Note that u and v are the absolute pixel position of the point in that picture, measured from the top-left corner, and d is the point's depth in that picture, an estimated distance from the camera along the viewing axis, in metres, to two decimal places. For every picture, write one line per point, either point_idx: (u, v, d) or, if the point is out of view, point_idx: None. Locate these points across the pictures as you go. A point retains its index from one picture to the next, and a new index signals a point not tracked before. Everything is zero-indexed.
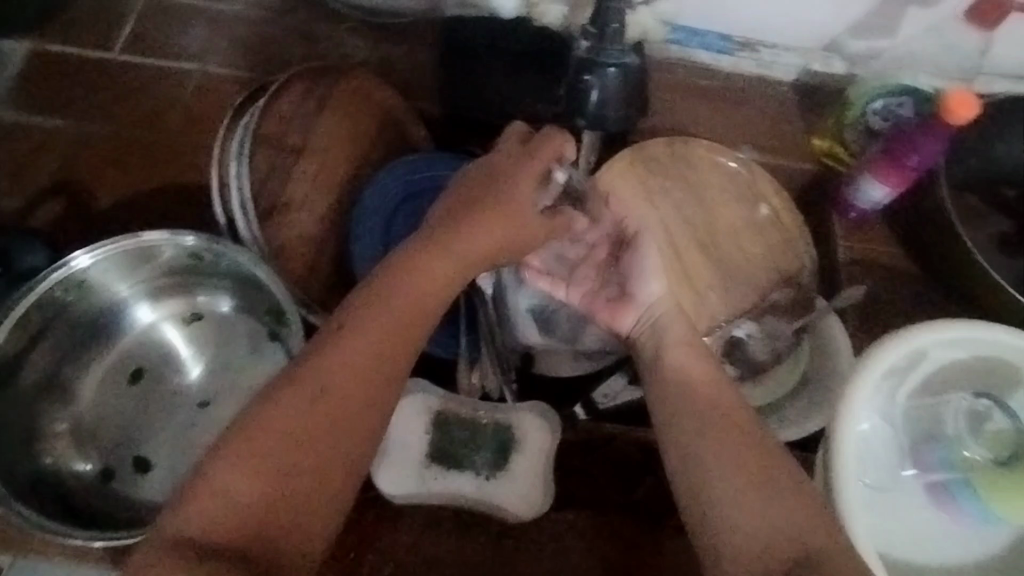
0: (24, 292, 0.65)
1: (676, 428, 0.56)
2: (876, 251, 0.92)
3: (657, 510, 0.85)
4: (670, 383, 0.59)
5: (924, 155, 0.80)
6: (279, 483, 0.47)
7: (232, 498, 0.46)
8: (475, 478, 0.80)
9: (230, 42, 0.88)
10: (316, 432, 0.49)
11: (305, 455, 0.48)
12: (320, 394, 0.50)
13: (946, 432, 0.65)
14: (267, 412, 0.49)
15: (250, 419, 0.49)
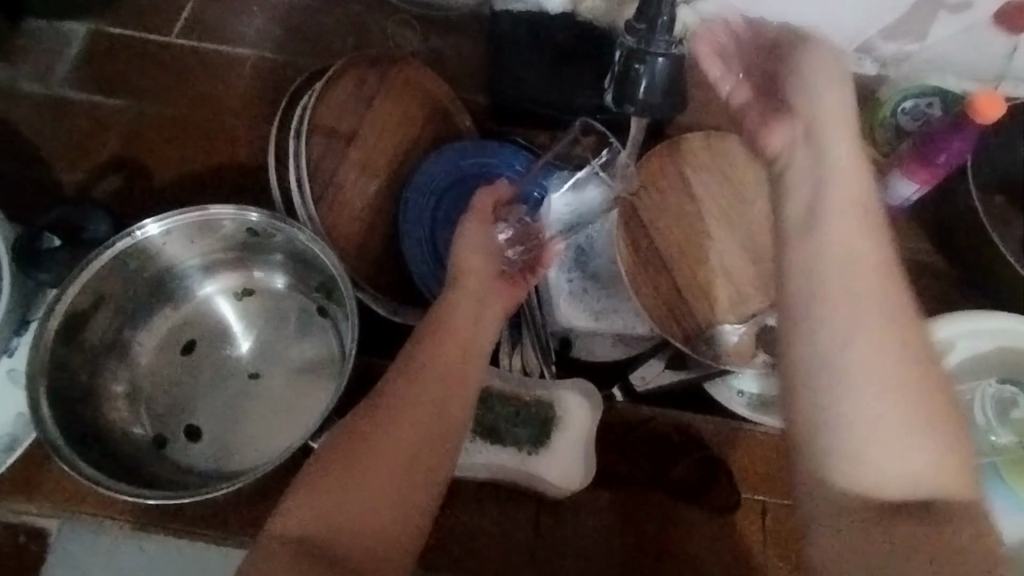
0: (93, 257, 0.71)
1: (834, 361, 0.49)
2: (903, 246, 0.96)
3: (696, 487, 0.80)
4: (845, 311, 0.49)
5: (950, 155, 0.86)
6: (365, 494, 0.54)
7: (326, 508, 0.53)
8: (519, 453, 0.77)
9: (284, 30, 0.93)
10: (399, 449, 0.56)
11: (381, 449, 0.55)
12: (394, 417, 0.57)
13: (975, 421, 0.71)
14: (357, 436, 0.56)
15: (340, 442, 0.56)
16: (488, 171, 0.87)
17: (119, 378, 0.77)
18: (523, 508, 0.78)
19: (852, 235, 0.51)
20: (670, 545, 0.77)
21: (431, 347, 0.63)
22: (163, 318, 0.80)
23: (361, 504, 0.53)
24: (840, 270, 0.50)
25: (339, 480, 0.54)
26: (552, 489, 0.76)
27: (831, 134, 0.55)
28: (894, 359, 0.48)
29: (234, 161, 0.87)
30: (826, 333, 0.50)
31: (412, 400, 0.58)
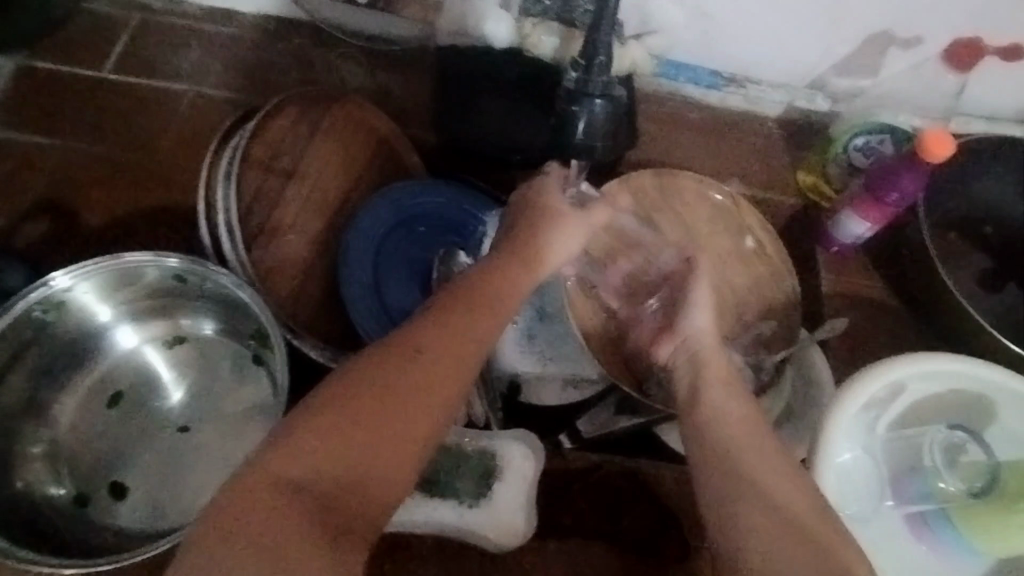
0: (4, 311, 0.67)
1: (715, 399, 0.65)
2: (857, 284, 0.95)
3: (644, 537, 0.78)
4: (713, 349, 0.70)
5: (902, 193, 0.85)
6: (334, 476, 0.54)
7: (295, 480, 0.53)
8: (458, 507, 0.74)
9: (222, 65, 0.90)
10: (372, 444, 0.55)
11: (369, 422, 0.56)
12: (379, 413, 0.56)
13: (924, 465, 0.70)
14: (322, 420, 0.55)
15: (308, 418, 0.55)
16: (433, 212, 0.85)
17: (35, 434, 0.73)
18: (465, 565, 0.75)
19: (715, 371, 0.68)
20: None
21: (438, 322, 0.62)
22: (85, 370, 0.76)
23: (347, 459, 0.54)
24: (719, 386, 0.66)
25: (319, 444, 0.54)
26: (493, 545, 0.74)
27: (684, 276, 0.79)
28: (701, 415, 0.64)
29: (167, 202, 0.83)
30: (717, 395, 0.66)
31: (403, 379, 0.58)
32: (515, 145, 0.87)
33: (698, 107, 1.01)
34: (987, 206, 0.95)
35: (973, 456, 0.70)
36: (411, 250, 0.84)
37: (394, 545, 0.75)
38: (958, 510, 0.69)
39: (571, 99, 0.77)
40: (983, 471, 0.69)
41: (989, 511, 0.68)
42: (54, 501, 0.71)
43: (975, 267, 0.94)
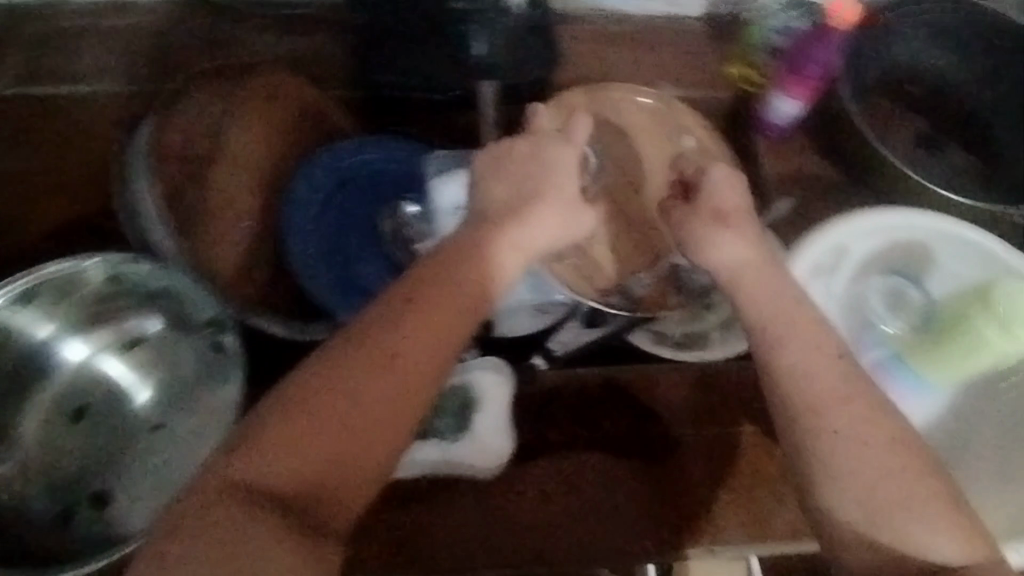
0: None
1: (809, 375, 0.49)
2: (798, 165, 0.97)
3: (636, 439, 0.78)
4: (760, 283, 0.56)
5: (822, 63, 0.88)
6: (312, 477, 0.43)
7: (266, 482, 0.43)
8: (440, 443, 0.75)
9: (131, 58, 0.88)
10: (350, 443, 0.44)
11: (355, 405, 0.45)
12: (356, 408, 0.44)
13: (874, 315, 0.72)
14: (292, 419, 0.44)
15: (273, 412, 0.44)
16: (371, 166, 0.84)
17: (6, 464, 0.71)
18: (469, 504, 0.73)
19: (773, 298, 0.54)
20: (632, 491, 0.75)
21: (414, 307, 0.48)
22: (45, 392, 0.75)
23: (366, 412, 0.44)
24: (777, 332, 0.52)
25: (283, 455, 0.43)
26: (482, 473, 0.74)
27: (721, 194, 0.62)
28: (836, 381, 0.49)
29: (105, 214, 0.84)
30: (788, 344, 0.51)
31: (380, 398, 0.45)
32: (432, 83, 0.88)
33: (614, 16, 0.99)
34: (907, 66, 0.98)
35: (914, 300, 0.73)
36: (356, 208, 0.84)
37: (400, 494, 0.72)
38: (909, 351, 0.71)
39: (454, 20, 0.79)
40: (924, 312, 0.72)
41: (935, 344, 0.70)
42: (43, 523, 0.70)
43: (903, 127, 0.97)
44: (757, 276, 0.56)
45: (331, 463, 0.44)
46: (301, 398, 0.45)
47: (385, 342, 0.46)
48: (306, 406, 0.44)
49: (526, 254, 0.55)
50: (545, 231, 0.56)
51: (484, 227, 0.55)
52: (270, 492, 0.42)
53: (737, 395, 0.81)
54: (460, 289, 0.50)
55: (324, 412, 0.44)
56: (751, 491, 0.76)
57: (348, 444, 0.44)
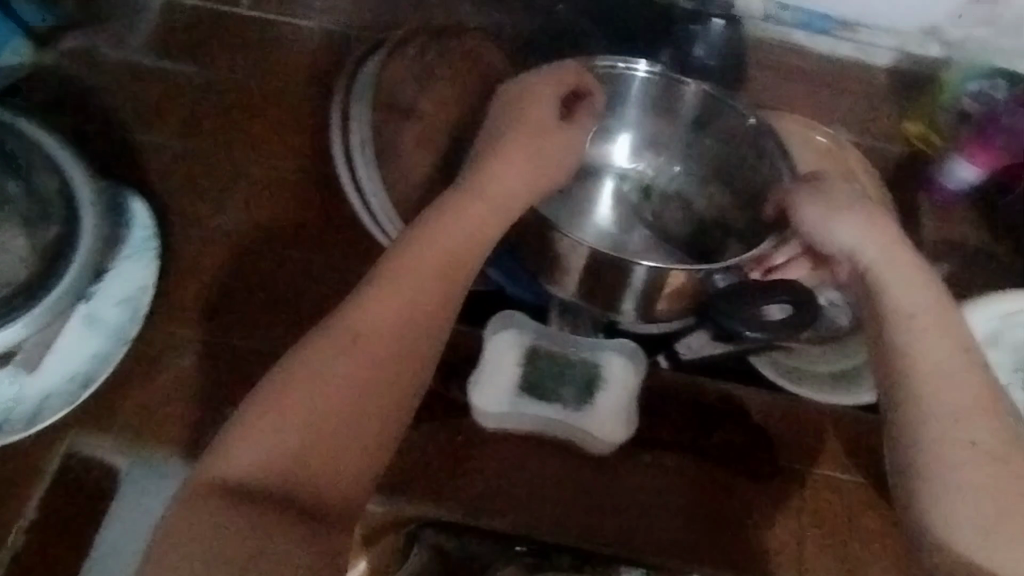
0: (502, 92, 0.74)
1: (965, 419, 0.54)
2: (961, 233, 0.92)
3: (743, 457, 0.79)
4: (947, 359, 0.57)
5: (1014, 138, 0.90)
6: (281, 453, 0.53)
7: (247, 449, 0.53)
8: (563, 410, 0.78)
9: (350, 7, 1.01)
10: (278, 473, 0.52)
11: (267, 412, 0.54)
12: (307, 422, 0.54)
13: None
14: (238, 434, 0.54)
15: (247, 414, 0.55)
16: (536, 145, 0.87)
17: (198, 307, 0.84)
18: (538, 466, 0.77)
19: (946, 368, 0.56)
20: (680, 480, 0.78)
21: (384, 286, 0.60)
22: (232, 260, 0.87)
23: (267, 445, 0.53)
24: (958, 376, 0.56)
25: (247, 450, 0.53)
26: (598, 444, 0.77)
27: (897, 277, 0.62)
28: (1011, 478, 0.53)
29: (302, 135, 0.93)
30: (955, 394, 0.55)
31: (369, 359, 0.57)
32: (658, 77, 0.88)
33: (800, 57, 0.99)
34: None
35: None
36: None
37: (459, 442, 0.77)
38: None
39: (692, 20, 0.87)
40: None
41: None
42: (209, 364, 0.81)
43: None
44: (932, 353, 0.57)
45: (290, 453, 0.53)
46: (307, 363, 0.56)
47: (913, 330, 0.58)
48: (291, 386, 0.55)
49: (925, 288, 0.61)
50: (894, 294, 0.61)
51: (902, 256, 0.64)
52: (235, 482, 0.52)
53: (829, 426, 0.82)
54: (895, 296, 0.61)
55: (322, 369, 0.56)
56: (794, 509, 0.78)
57: (247, 447, 0.53)
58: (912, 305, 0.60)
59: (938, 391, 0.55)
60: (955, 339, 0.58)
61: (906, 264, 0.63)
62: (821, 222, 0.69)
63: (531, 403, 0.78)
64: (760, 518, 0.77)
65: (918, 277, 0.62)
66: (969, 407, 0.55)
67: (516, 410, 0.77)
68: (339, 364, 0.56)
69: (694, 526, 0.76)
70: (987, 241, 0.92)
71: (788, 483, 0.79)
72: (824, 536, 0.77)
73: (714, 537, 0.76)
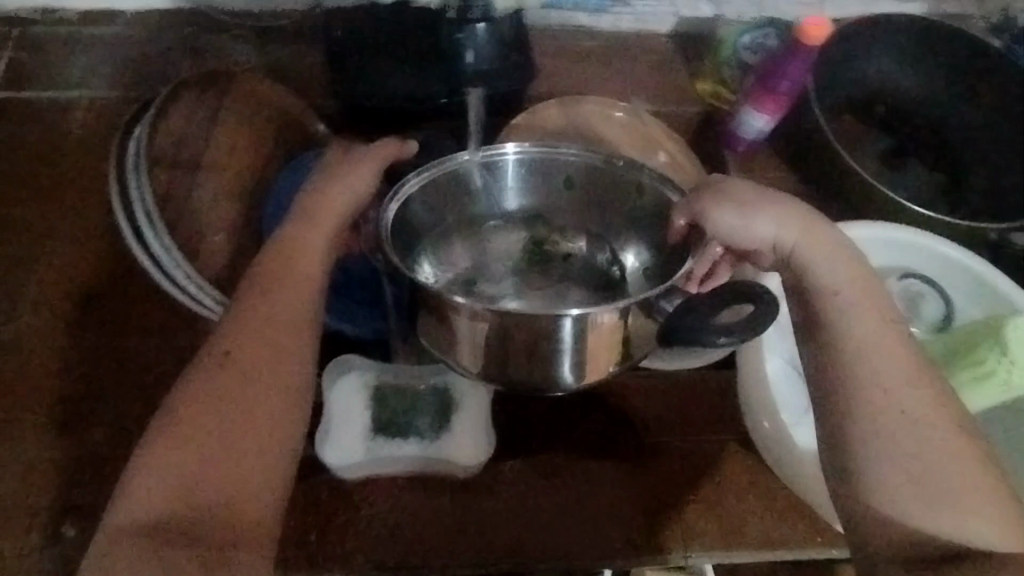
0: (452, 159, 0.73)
1: (885, 387, 0.57)
2: (768, 178, 0.97)
3: (604, 443, 0.81)
4: (851, 325, 0.60)
5: (791, 79, 0.90)
6: (157, 541, 0.51)
7: (120, 554, 0.51)
8: (420, 443, 0.77)
9: (115, 68, 0.94)
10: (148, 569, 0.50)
11: (125, 515, 0.52)
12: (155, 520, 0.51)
13: None
14: (122, 515, 0.52)
15: (113, 517, 0.52)
16: None
17: (5, 422, 0.74)
18: (410, 501, 0.74)
19: (860, 336, 0.59)
20: (558, 483, 0.78)
21: (222, 374, 0.57)
22: (30, 362, 0.78)
23: (136, 551, 0.50)
24: (869, 347, 0.59)
25: (118, 556, 0.51)
26: (461, 470, 0.76)
27: (810, 248, 0.63)
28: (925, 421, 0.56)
29: (88, 214, 0.86)
30: (871, 359, 0.58)
31: (215, 436, 0.54)
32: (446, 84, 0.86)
33: (586, 37, 1.01)
34: (873, 84, 1.02)
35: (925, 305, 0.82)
36: None
37: (321, 503, 0.73)
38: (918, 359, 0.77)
39: (454, 27, 0.83)
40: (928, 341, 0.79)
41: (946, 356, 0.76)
42: (30, 479, 0.71)
43: (877, 147, 1.00)
44: (850, 331, 0.59)
45: (154, 548, 0.50)
46: (151, 458, 0.54)
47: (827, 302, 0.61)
48: (149, 463, 0.54)
49: (826, 273, 0.62)
50: (814, 265, 0.63)
51: (797, 222, 0.65)
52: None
53: (677, 400, 0.85)
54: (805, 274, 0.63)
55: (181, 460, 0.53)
56: (669, 479, 0.80)
57: (121, 554, 0.50)
58: (827, 272, 0.62)
59: (852, 360, 0.58)
60: (866, 307, 0.61)
61: (809, 232, 0.64)
62: (742, 222, 0.65)
63: (386, 444, 0.76)
64: (639, 497, 0.78)
65: (816, 225, 0.64)
66: (885, 362, 0.58)
67: (370, 454, 0.75)
68: (196, 430, 0.55)
69: (572, 525, 0.76)
70: (791, 180, 0.98)
71: (650, 458, 0.81)
72: (696, 499, 0.79)
73: (594, 531, 0.76)
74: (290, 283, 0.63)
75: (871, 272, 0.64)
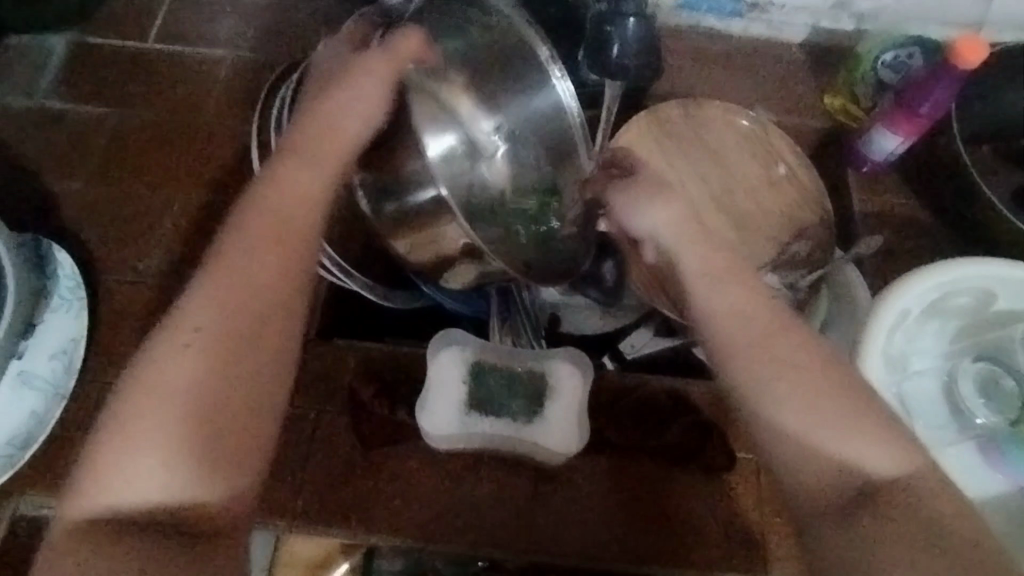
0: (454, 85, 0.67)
1: (772, 384, 0.56)
2: (888, 202, 0.94)
3: (689, 449, 0.81)
4: (736, 327, 0.58)
5: (934, 103, 0.85)
6: (169, 477, 0.50)
7: (125, 491, 0.50)
8: (513, 424, 0.78)
9: (256, 29, 0.98)
10: (161, 499, 0.50)
11: (118, 449, 0.50)
12: (167, 449, 0.50)
13: (998, 388, 0.78)
14: (116, 447, 0.50)
15: (99, 449, 0.50)
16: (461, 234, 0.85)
17: (133, 355, 0.82)
18: (486, 481, 0.78)
19: (739, 329, 0.58)
20: (641, 481, 0.79)
21: (209, 298, 0.54)
22: (161, 303, 0.84)
23: (134, 482, 0.50)
24: (763, 345, 0.57)
25: (118, 495, 0.50)
26: (550, 456, 0.77)
27: (686, 253, 0.62)
28: (827, 405, 0.55)
29: (218, 166, 0.91)
30: (761, 360, 0.57)
31: (215, 373, 0.52)
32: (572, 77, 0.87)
33: (716, 40, 0.99)
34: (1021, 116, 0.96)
35: None
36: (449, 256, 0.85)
37: (411, 469, 0.78)
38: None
39: (604, 20, 0.80)
40: None
41: None
42: None
43: (1012, 183, 0.95)
44: (743, 328, 0.58)
45: (160, 481, 0.50)
46: (157, 381, 0.51)
47: (720, 305, 0.59)
48: (140, 396, 0.51)
49: (728, 269, 0.61)
50: (704, 258, 0.61)
51: (680, 221, 0.63)
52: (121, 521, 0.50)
53: None
54: (697, 278, 0.60)
55: (182, 369, 0.52)
56: (745, 502, 0.79)
57: (120, 487, 0.50)
58: (699, 271, 0.61)
59: (753, 360, 0.57)
60: (760, 308, 0.59)
61: (697, 238, 0.63)
62: (632, 213, 0.64)
63: (479, 420, 0.78)
64: (713, 517, 0.78)
65: (696, 229, 0.63)
66: (781, 359, 0.57)
67: (463, 428, 0.77)
68: (203, 359, 0.52)
69: (648, 525, 0.77)
70: (913, 208, 0.94)
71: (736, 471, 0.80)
72: (775, 518, 0.79)
73: (669, 532, 0.77)
74: (302, 197, 0.58)
75: (733, 253, 0.63)
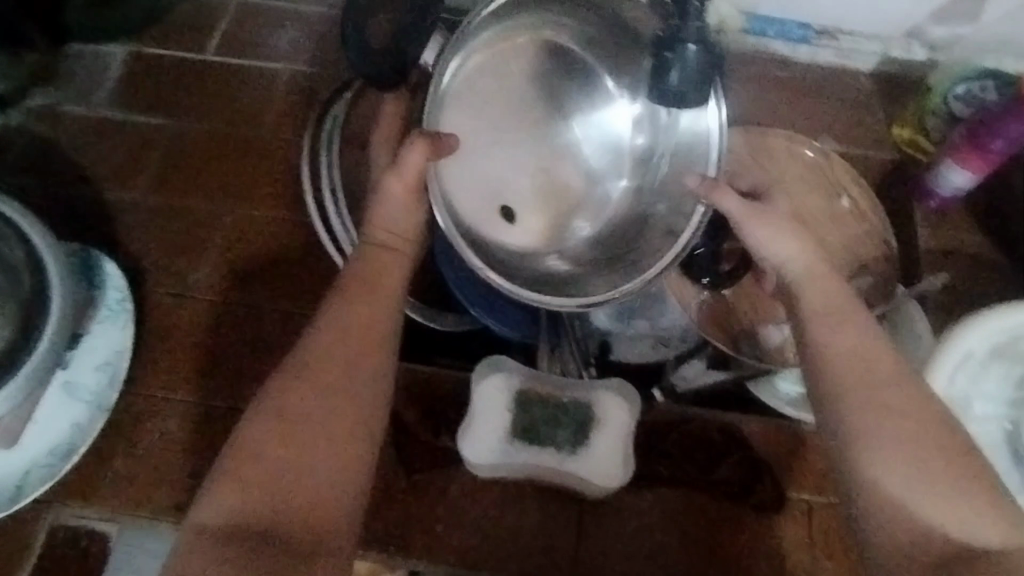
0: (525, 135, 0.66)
1: (854, 392, 0.51)
2: (954, 239, 0.91)
3: (740, 487, 0.79)
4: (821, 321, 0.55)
5: (1008, 139, 0.81)
6: (278, 497, 0.49)
7: (232, 505, 0.49)
8: (558, 454, 0.76)
9: (315, 43, 0.99)
10: (269, 513, 0.48)
11: (246, 467, 0.49)
12: (283, 464, 0.49)
13: None
14: (242, 462, 0.50)
15: (234, 448, 0.51)
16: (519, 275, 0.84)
17: (178, 366, 0.82)
18: (528, 510, 0.77)
19: (832, 329, 0.54)
20: (691, 519, 0.77)
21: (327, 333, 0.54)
22: (210, 315, 0.85)
23: (255, 488, 0.49)
24: (850, 335, 0.54)
25: (229, 506, 0.48)
26: (594, 489, 0.75)
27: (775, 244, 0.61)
28: (902, 420, 0.50)
29: (271, 180, 0.91)
30: (841, 358, 0.53)
31: (318, 413, 0.51)
32: None
33: (780, 67, 0.97)
34: None
35: None
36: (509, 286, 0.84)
37: (453, 496, 0.77)
38: None
39: None
40: None
41: None
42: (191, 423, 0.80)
43: None
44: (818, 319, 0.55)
45: (272, 504, 0.49)
46: (270, 406, 0.52)
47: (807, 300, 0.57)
48: (266, 404, 0.52)
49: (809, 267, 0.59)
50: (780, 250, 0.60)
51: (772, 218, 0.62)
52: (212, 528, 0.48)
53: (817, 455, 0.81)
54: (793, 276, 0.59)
55: (291, 403, 0.51)
56: (795, 545, 0.77)
57: (238, 499, 0.49)
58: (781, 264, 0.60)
59: (830, 357, 0.53)
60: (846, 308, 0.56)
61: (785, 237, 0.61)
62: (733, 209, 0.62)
63: (523, 449, 0.76)
64: (761, 553, 0.76)
65: (791, 228, 0.61)
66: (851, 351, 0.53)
67: (507, 457, 0.76)
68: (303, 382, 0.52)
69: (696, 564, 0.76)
70: (980, 245, 0.91)
71: (786, 510, 0.78)
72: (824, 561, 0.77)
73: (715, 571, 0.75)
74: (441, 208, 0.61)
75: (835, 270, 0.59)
